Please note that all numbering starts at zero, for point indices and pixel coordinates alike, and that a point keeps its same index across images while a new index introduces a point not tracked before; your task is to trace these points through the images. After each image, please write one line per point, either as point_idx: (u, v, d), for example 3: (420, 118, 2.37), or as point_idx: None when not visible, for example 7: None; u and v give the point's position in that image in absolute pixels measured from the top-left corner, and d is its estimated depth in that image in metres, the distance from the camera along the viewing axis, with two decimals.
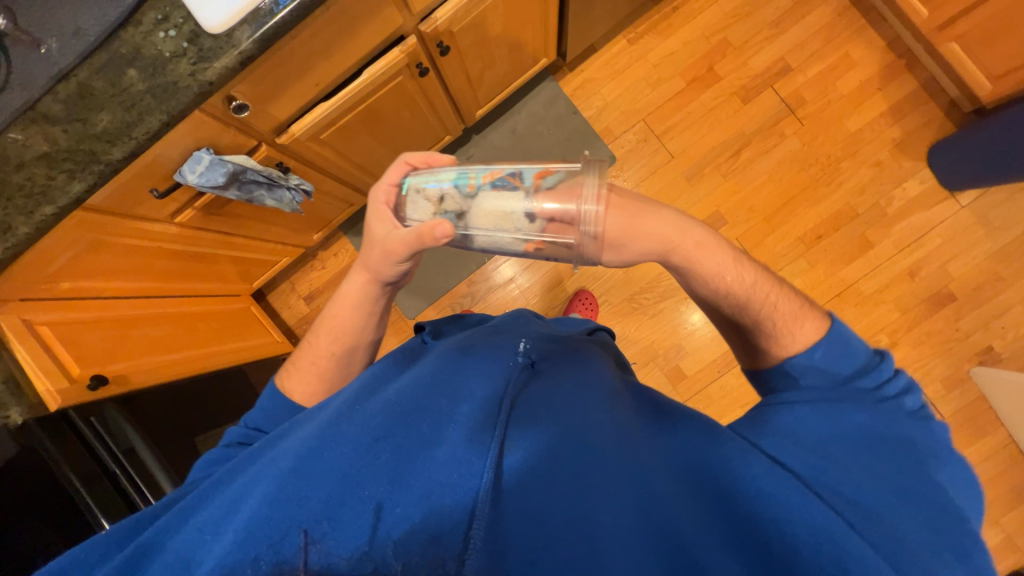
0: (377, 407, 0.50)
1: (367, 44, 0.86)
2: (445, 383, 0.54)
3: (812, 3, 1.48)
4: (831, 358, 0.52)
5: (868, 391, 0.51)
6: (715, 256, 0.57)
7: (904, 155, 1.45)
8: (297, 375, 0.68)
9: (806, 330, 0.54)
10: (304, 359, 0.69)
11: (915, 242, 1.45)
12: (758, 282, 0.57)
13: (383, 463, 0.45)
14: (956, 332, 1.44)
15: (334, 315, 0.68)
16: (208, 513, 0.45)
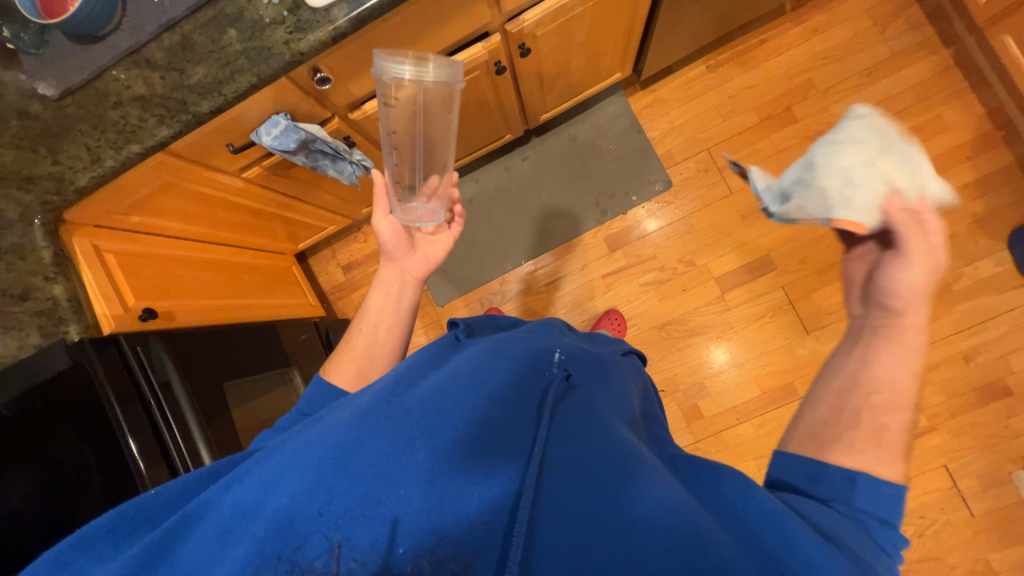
0: (415, 403, 0.52)
1: (452, 36, 0.87)
2: (479, 385, 0.55)
3: (911, 56, 1.40)
4: (874, 488, 0.45)
5: (876, 540, 0.44)
6: (901, 353, 0.53)
7: (983, 232, 1.36)
8: (336, 358, 0.77)
9: (893, 469, 0.46)
10: (342, 344, 0.79)
11: (977, 325, 1.36)
12: (897, 401, 0.50)
13: (419, 462, 0.46)
14: (1003, 429, 1.34)
15: (371, 304, 0.81)
16: (244, 488, 0.47)
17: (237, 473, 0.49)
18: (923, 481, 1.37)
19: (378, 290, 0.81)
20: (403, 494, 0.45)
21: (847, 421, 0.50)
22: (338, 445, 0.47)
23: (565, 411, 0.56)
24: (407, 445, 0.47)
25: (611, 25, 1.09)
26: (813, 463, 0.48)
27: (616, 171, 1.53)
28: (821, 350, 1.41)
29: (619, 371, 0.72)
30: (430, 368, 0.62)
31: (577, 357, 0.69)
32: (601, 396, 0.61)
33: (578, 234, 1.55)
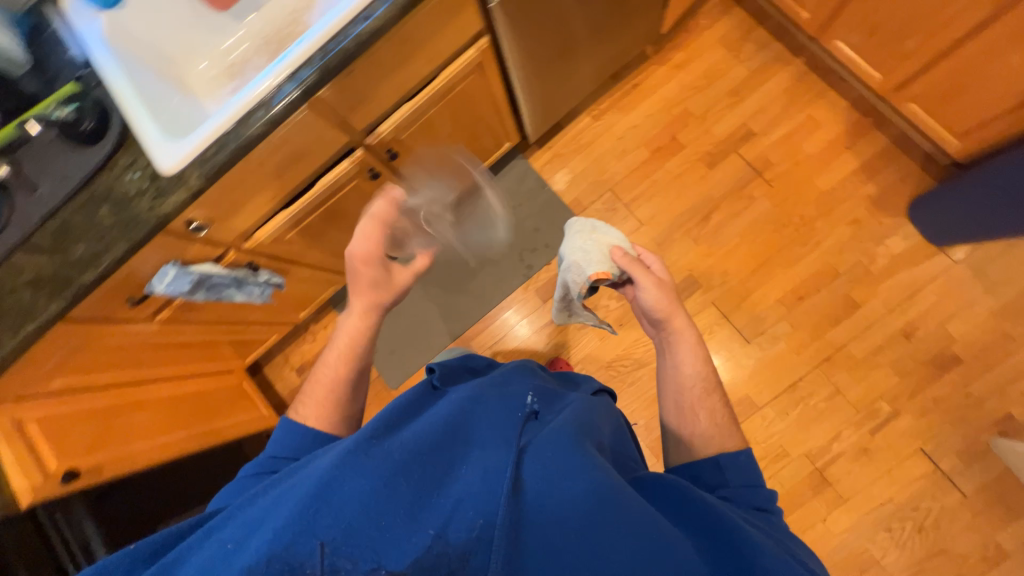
0: (398, 442, 0.53)
1: (316, 160, 0.97)
2: (459, 425, 0.59)
3: (769, 70, 1.52)
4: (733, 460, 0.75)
5: (754, 485, 0.73)
6: (691, 355, 0.88)
7: (883, 212, 1.41)
8: (309, 404, 0.76)
9: (733, 438, 0.81)
10: (316, 387, 0.78)
11: (906, 300, 1.37)
12: (707, 376, 0.87)
13: (406, 496, 0.49)
14: (967, 398, 1.31)
15: (341, 344, 0.81)
16: (232, 531, 0.49)
17: (221, 518, 0.51)
18: (905, 471, 1.32)
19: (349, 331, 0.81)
20: (391, 522, 0.46)
21: (696, 421, 0.83)
22: (322, 481, 0.48)
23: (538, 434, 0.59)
24: (389, 482, 0.49)
25: (475, 112, 1.20)
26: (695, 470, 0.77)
27: (534, 228, 1.60)
28: (766, 356, 1.42)
29: (602, 406, 0.75)
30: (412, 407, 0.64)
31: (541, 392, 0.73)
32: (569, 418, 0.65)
33: (507, 292, 1.60)
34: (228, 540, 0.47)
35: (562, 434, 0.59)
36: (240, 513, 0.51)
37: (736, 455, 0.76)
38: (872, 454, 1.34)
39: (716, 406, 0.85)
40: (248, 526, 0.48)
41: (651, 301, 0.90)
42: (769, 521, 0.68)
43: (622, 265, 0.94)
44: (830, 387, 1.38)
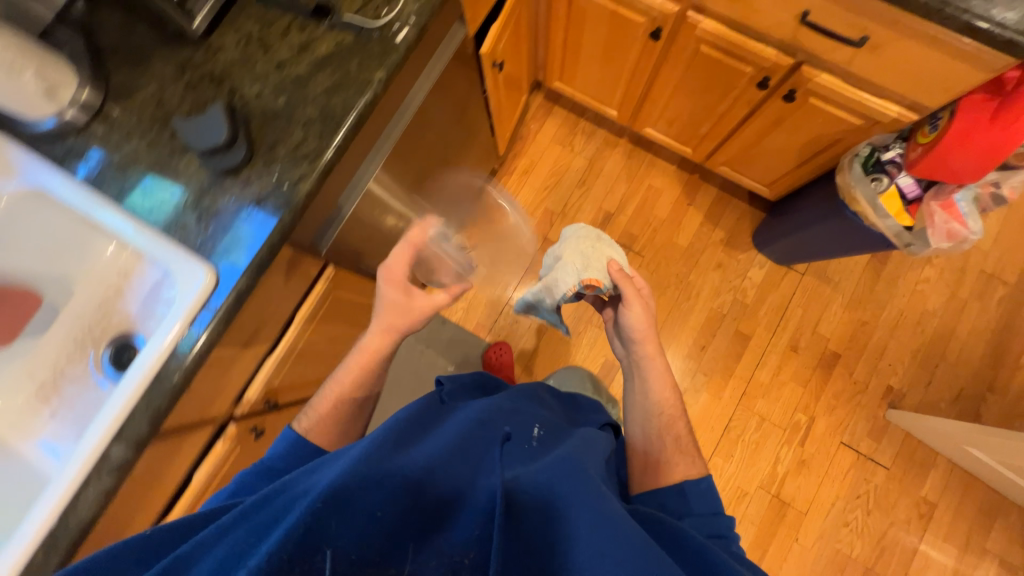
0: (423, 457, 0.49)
1: (182, 465, 0.85)
2: (472, 444, 0.56)
3: (603, 156, 1.67)
4: (695, 488, 0.78)
5: (714, 513, 0.76)
6: (659, 376, 0.91)
7: (737, 249, 1.60)
8: (319, 420, 0.79)
9: (695, 467, 0.83)
10: (329, 406, 0.80)
11: (782, 319, 1.55)
12: (669, 399, 0.90)
13: (420, 511, 0.44)
14: (856, 384, 1.51)
15: (354, 365, 0.82)
16: (226, 546, 0.43)
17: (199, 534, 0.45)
18: (838, 466, 1.48)
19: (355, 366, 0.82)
20: (403, 539, 0.42)
21: (658, 446, 0.85)
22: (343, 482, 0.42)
23: (545, 464, 0.57)
24: (408, 495, 0.44)
25: (350, 311, 1.15)
26: (659, 496, 0.78)
27: None
28: (696, 410, 1.52)
29: (597, 440, 0.78)
30: (422, 426, 0.60)
31: (545, 432, 0.72)
32: (569, 453, 0.63)
33: None
34: (226, 550, 0.43)
35: (572, 472, 0.57)
36: (236, 527, 0.45)
37: (698, 483, 0.79)
38: (810, 464, 1.48)
39: (667, 441, 0.86)
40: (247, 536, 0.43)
41: (631, 318, 0.92)
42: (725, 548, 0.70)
43: (616, 280, 0.94)
44: (756, 417, 1.51)
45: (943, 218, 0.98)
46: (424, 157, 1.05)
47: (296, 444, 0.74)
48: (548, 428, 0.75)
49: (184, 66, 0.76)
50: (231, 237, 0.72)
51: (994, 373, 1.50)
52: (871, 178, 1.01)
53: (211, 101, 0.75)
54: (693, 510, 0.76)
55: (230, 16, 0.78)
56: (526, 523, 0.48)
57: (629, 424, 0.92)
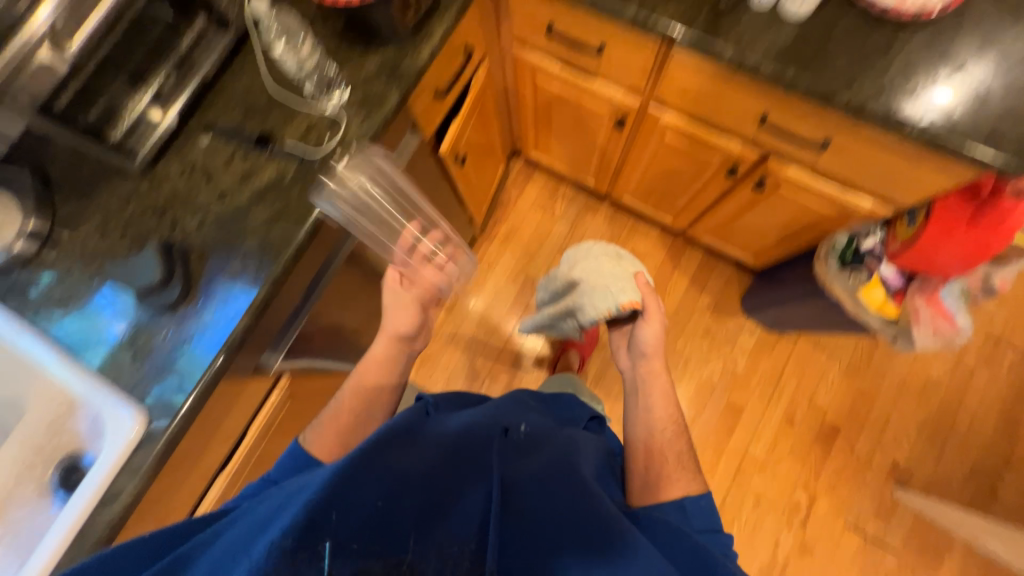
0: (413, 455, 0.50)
1: None
2: (464, 446, 0.56)
3: (584, 221, 1.65)
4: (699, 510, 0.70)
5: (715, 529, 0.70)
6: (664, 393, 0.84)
7: (725, 314, 1.55)
8: (319, 432, 0.70)
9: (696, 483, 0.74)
10: (328, 418, 0.72)
11: (776, 389, 1.48)
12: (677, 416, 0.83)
13: (411, 514, 0.45)
14: (858, 460, 1.42)
15: (360, 375, 0.77)
16: (230, 540, 0.43)
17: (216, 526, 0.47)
18: (844, 552, 1.37)
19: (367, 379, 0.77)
20: (397, 528, 0.44)
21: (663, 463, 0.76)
22: (340, 471, 0.43)
23: (534, 467, 0.58)
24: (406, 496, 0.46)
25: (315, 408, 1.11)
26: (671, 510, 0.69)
27: None
28: None
29: (588, 445, 0.76)
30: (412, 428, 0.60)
31: (535, 429, 0.71)
32: (556, 455, 0.64)
33: None
34: (226, 549, 0.42)
35: (560, 473, 0.59)
36: (236, 522, 0.46)
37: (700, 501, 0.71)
38: (813, 549, 1.38)
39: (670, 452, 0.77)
40: (253, 527, 0.43)
41: (648, 332, 0.87)
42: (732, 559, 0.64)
43: (643, 292, 0.89)
44: (752, 496, 1.42)
45: (929, 314, 0.92)
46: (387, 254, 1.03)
47: (294, 456, 0.65)
48: (536, 426, 0.72)
49: (130, 197, 0.76)
50: (165, 377, 0.70)
51: (1008, 446, 1.40)
52: (849, 272, 0.95)
53: (153, 234, 0.74)
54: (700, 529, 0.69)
55: (176, 146, 0.77)
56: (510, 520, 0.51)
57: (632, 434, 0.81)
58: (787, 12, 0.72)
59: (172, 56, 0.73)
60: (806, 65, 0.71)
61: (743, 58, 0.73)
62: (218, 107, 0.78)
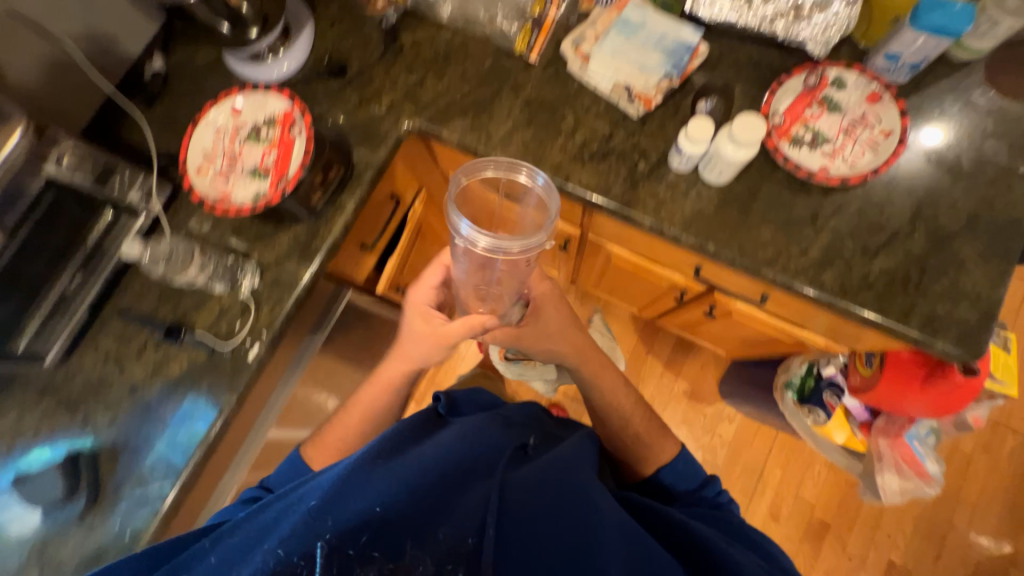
0: (414, 458, 0.52)
1: None
2: (466, 456, 0.54)
3: None
4: (682, 482, 0.75)
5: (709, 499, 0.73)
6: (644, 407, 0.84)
7: (703, 402, 1.48)
8: (321, 449, 0.71)
9: (673, 446, 0.78)
10: (333, 436, 0.72)
11: (759, 483, 1.40)
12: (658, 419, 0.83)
13: (402, 517, 0.45)
14: (851, 560, 1.33)
15: (366, 395, 0.74)
16: (241, 539, 0.48)
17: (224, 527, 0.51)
18: None
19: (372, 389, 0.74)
20: (393, 537, 0.44)
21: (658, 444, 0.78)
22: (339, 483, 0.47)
23: (529, 470, 0.54)
24: (392, 502, 0.46)
25: None
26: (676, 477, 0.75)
27: None
28: None
29: (588, 442, 0.68)
30: (416, 432, 0.58)
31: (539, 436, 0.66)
32: (564, 460, 0.58)
33: None
34: (246, 539, 0.47)
35: (569, 473, 0.56)
36: (243, 525, 0.50)
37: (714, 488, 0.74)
38: None
39: (645, 429, 0.80)
40: (259, 533, 0.47)
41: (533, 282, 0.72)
42: (721, 520, 0.67)
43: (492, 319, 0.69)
44: None
45: (894, 454, 0.86)
46: (326, 394, 0.99)
47: (293, 467, 0.68)
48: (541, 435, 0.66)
49: (39, 391, 0.74)
50: None
51: (1011, 543, 1.31)
52: (807, 410, 0.90)
53: (62, 434, 0.72)
54: (687, 493, 0.74)
55: (93, 331, 0.76)
56: (508, 512, 0.47)
57: (599, 410, 0.83)
58: (706, 177, 0.67)
59: (77, 251, 0.71)
60: (730, 238, 0.67)
61: (663, 229, 0.69)
62: (133, 291, 0.77)
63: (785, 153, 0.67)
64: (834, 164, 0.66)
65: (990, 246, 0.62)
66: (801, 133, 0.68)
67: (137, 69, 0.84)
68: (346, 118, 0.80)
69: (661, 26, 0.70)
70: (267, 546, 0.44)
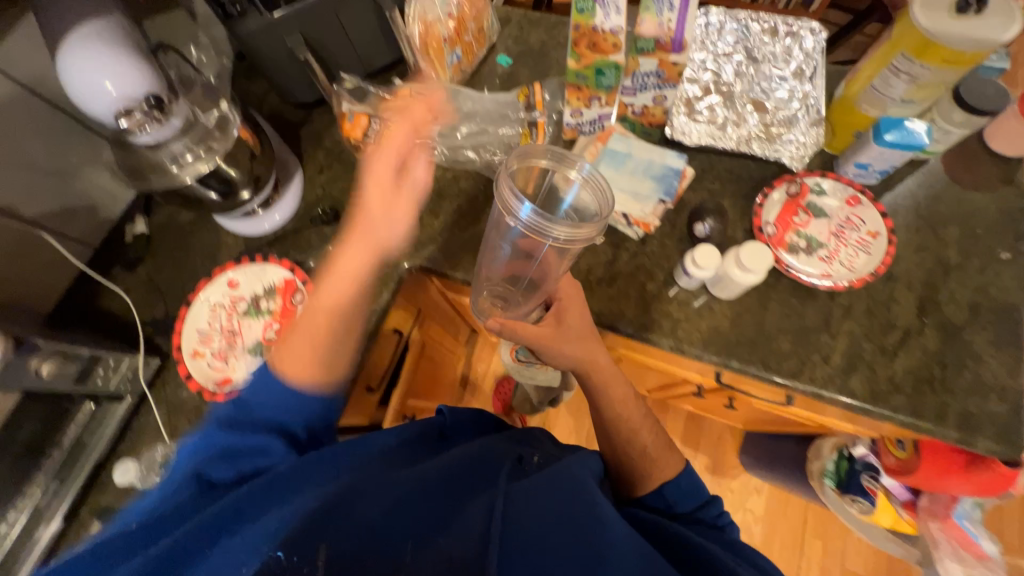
0: (413, 477, 0.46)
1: None
2: (463, 475, 0.47)
3: None
4: (681, 497, 0.59)
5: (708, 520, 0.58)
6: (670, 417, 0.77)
7: (728, 475, 1.41)
8: (288, 348, 0.54)
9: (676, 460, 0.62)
10: (304, 330, 0.55)
11: (800, 560, 1.33)
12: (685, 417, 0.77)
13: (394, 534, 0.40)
14: None
15: (331, 291, 0.56)
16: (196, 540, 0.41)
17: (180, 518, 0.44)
18: None
19: (336, 270, 0.57)
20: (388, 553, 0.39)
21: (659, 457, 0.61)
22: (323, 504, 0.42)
23: (536, 481, 0.46)
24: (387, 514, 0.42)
25: None
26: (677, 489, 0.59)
27: None
28: None
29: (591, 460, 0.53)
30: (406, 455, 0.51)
31: (544, 448, 0.56)
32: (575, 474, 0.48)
33: None
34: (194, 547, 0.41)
35: (578, 480, 0.47)
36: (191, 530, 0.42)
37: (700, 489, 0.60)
38: None
39: (651, 443, 0.63)
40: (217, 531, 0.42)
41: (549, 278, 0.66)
42: (726, 544, 0.52)
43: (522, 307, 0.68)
44: None
45: (948, 537, 0.81)
46: None
47: (271, 390, 0.50)
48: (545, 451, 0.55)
49: None
50: None
51: None
52: (849, 499, 0.89)
53: None
54: (685, 514, 0.59)
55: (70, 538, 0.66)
56: (507, 534, 0.40)
57: (606, 422, 0.64)
58: (718, 294, 0.68)
59: (55, 451, 0.63)
60: (751, 353, 0.66)
61: (683, 348, 0.68)
62: (114, 486, 0.68)
63: (787, 264, 0.69)
64: (834, 269, 0.68)
65: (998, 335, 0.65)
66: (796, 241, 0.71)
67: (118, 230, 0.82)
68: None
69: (646, 153, 0.73)
70: (252, 551, 0.39)
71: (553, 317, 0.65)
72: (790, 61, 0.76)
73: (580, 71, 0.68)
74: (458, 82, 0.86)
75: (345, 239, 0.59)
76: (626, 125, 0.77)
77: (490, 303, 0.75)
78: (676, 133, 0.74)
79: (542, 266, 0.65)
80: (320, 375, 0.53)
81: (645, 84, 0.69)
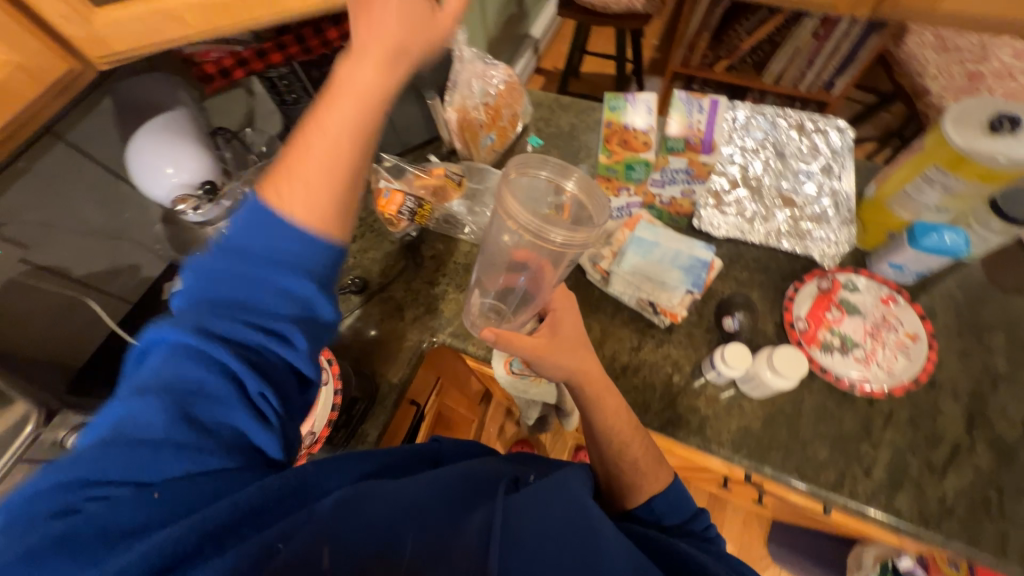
0: (418, 483, 0.40)
1: None
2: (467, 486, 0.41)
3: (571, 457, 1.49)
4: (669, 508, 0.52)
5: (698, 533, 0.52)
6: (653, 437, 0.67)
7: (755, 566, 1.29)
8: (290, 179, 0.42)
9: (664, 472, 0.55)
10: (305, 167, 0.42)
11: None
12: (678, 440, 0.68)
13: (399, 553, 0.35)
14: None
15: (319, 144, 0.43)
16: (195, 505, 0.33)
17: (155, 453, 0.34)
18: None
19: (330, 111, 0.43)
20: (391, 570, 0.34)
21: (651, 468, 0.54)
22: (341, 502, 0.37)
23: (542, 496, 0.40)
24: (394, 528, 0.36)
25: None
26: (666, 494, 0.52)
27: None
28: None
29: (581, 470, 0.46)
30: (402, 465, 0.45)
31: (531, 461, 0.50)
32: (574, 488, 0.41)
33: None
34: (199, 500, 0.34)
35: (573, 491, 0.41)
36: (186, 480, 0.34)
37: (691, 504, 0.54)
38: None
39: (641, 456, 0.55)
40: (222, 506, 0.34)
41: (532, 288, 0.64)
42: (719, 556, 0.46)
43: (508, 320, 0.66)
44: None
45: None
46: None
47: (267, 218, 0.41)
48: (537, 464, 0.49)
49: None
50: None
51: None
52: None
53: None
54: (674, 527, 0.52)
55: None
56: (508, 557, 0.35)
57: (595, 436, 0.56)
58: (747, 392, 0.66)
59: None
60: (786, 460, 0.63)
61: (713, 449, 0.65)
62: None
63: (821, 364, 0.67)
64: (871, 371, 0.66)
65: None
66: (829, 338, 0.69)
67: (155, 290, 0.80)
68: (369, 332, 0.79)
69: (673, 242, 0.73)
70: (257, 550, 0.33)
71: (548, 327, 0.61)
72: (817, 157, 0.76)
73: (611, 165, 0.71)
74: (490, 161, 0.90)
75: (330, 82, 0.43)
76: (654, 212, 0.77)
77: (484, 316, 0.70)
78: (704, 223, 0.76)
79: (533, 279, 0.62)
80: (320, 216, 0.42)
81: (674, 177, 0.71)
